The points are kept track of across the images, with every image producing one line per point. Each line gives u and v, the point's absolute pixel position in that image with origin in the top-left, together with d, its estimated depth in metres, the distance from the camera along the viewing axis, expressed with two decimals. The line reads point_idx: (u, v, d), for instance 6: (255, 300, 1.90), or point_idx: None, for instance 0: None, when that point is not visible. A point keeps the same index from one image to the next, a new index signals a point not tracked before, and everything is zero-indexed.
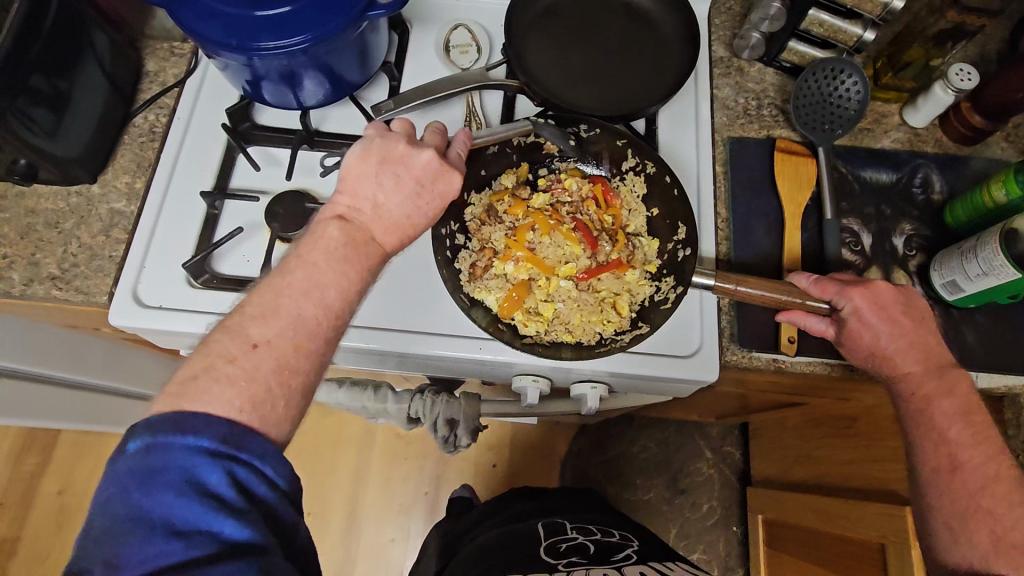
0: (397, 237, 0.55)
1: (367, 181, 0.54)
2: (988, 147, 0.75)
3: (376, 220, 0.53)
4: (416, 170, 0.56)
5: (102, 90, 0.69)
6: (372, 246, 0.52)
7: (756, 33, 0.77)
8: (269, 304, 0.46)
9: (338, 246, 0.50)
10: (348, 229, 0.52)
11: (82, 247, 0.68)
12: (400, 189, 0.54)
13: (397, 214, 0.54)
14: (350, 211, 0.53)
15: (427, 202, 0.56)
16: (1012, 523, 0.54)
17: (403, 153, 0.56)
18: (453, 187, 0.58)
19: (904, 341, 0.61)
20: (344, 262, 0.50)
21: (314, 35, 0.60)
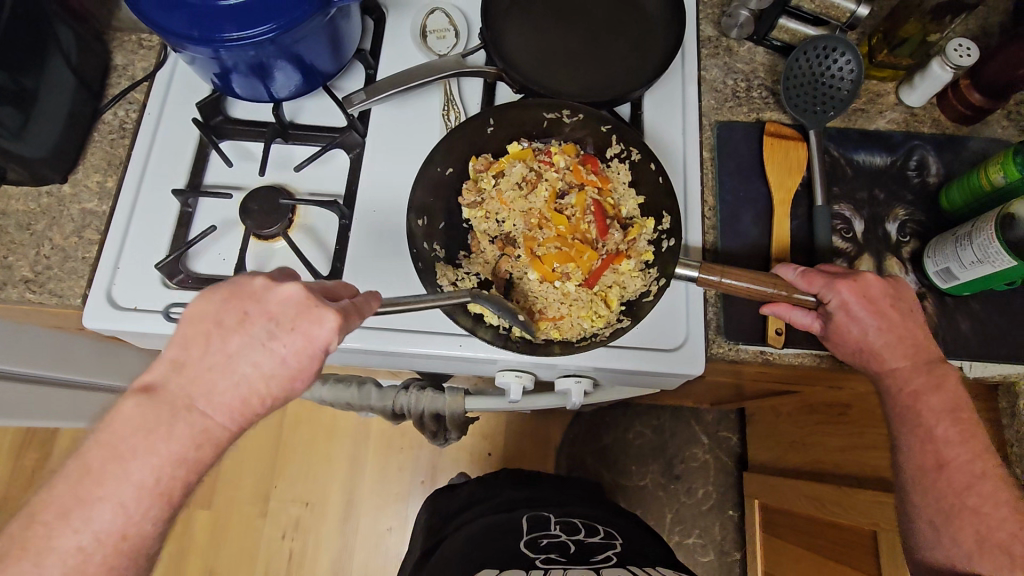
0: (232, 403, 0.44)
1: (201, 330, 0.44)
2: (989, 126, 0.72)
3: (206, 380, 0.43)
4: (272, 306, 0.45)
5: (69, 86, 0.67)
6: (191, 413, 0.43)
7: (744, 10, 0.74)
8: (87, 482, 0.41)
9: (132, 431, 0.42)
10: (161, 400, 0.43)
11: (54, 249, 0.67)
12: (246, 335, 0.44)
13: (234, 374, 0.44)
14: (167, 370, 0.43)
15: (283, 348, 0.44)
16: (998, 523, 0.53)
17: (259, 288, 0.46)
18: (325, 326, 0.44)
19: (892, 334, 0.59)
20: (150, 442, 0.41)
21: (280, 24, 0.58)
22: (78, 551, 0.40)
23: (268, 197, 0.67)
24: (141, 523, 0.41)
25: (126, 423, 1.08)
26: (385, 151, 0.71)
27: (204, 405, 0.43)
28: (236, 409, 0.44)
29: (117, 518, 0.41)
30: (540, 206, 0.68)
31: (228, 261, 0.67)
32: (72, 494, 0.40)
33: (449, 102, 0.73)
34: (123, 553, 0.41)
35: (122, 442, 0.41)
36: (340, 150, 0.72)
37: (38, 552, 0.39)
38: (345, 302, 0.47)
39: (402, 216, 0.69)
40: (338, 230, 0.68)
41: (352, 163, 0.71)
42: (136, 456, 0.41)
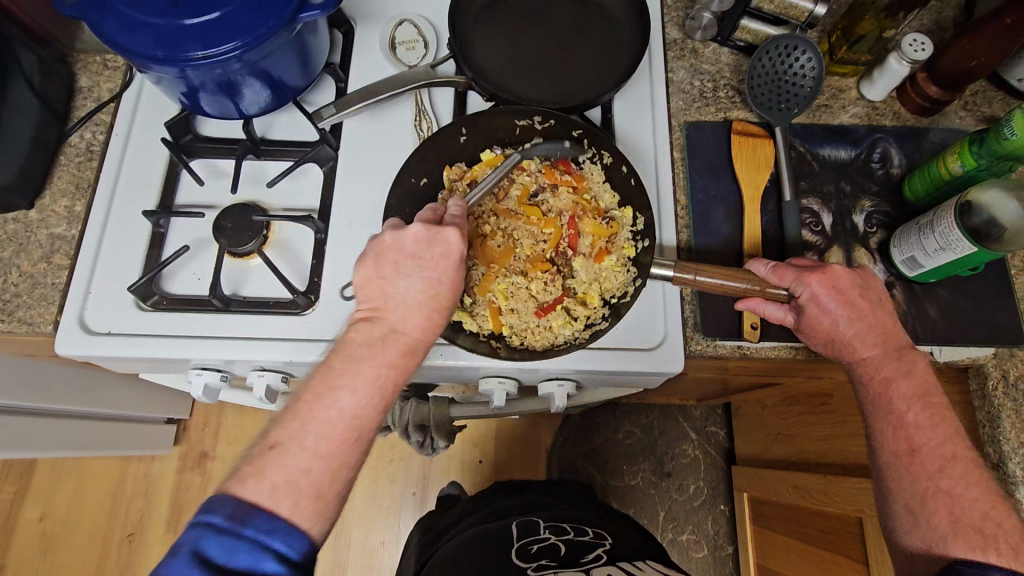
0: (419, 317, 0.55)
1: (374, 284, 0.55)
2: (947, 116, 0.74)
3: (395, 308, 0.54)
4: (409, 246, 0.55)
5: (33, 110, 0.66)
6: (394, 331, 0.54)
7: (707, 13, 0.76)
8: (332, 376, 0.52)
9: (361, 346, 0.53)
10: (372, 326, 0.54)
11: (23, 276, 0.65)
12: (403, 271, 0.55)
13: (409, 297, 0.54)
14: (372, 312, 0.55)
15: (434, 271, 0.55)
16: (970, 503, 0.54)
17: (389, 239, 0.55)
18: (452, 241, 0.55)
19: (863, 324, 0.60)
20: (371, 355, 0.53)
21: (246, 42, 0.58)
22: (330, 421, 0.50)
23: (242, 214, 0.67)
24: (369, 409, 0.52)
25: (107, 450, 1.06)
26: (357, 165, 0.71)
27: (400, 324, 0.54)
28: (429, 322, 0.55)
29: (355, 402, 0.51)
30: (513, 206, 0.69)
31: (203, 280, 0.67)
32: (323, 384, 0.51)
33: (421, 113, 0.73)
34: (356, 431, 0.51)
35: (354, 351, 0.53)
36: (312, 164, 0.71)
37: (307, 416, 0.50)
38: (452, 219, 0.58)
39: (378, 227, 0.69)
40: (314, 244, 0.68)
41: (326, 177, 0.70)
42: (361, 358, 0.52)
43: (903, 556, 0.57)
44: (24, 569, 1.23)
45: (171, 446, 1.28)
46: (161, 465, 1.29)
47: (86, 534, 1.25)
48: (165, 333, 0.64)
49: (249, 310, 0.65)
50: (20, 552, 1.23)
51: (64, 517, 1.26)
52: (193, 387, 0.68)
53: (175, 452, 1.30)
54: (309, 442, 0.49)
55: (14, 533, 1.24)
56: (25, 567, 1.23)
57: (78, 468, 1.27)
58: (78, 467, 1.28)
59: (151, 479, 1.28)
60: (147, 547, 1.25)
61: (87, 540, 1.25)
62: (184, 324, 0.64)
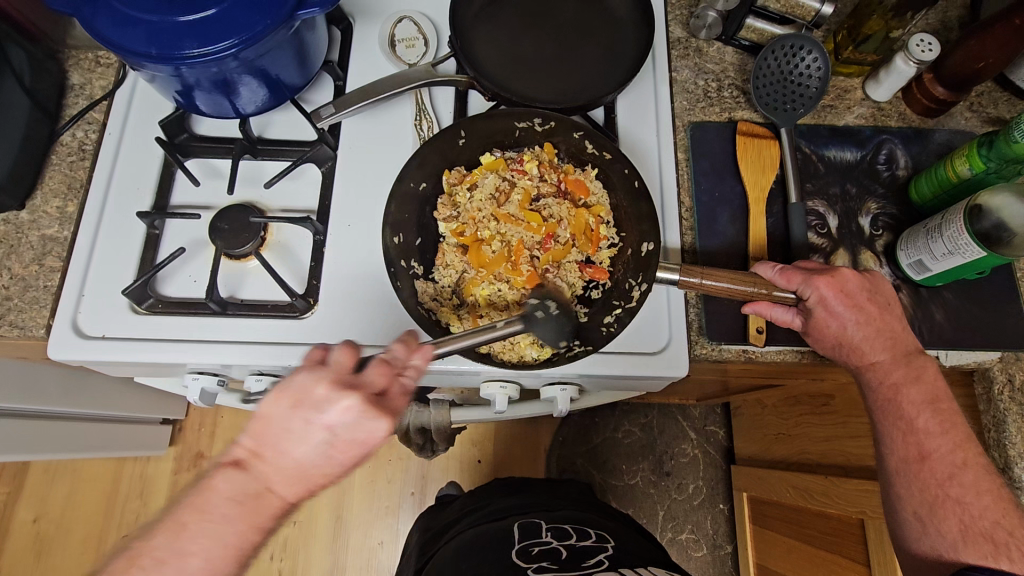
0: (302, 487, 0.46)
1: (275, 432, 0.45)
2: (952, 118, 0.73)
3: (276, 469, 0.45)
4: (332, 417, 0.46)
5: (22, 108, 0.64)
6: (269, 495, 0.45)
7: (711, 11, 0.75)
8: (183, 538, 0.43)
9: (223, 503, 0.44)
10: (245, 478, 0.45)
11: (14, 278, 0.64)
12: (311, 440, 0.45)
13: (305, 466, 0.46)
14: (249, 455, 0.46)
15: (342, 450, 0.46)
16: (980, 512, 0.54)
17: (322, 396, 0.46)
18: (380, 434, 0.47)
19: (871, 328, 0.60)
20: (239, 518, 0.44)
21: (243, 39, 0.57)
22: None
23: (239, 215, 0.66)
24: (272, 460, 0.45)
25: (100, 452, 1.05)
26: (357, 166, 0.70)
27: (278, 488, 0.46)
28: (307, 493, 0.47)
29: (205, 567, 0.43)
30: (514, 211, 0.68)
31: (199, 283, 0.65)
32: (171, 544, 0.43)
33: (421, 112, 0.72)
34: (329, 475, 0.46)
35: (218, 469, 0.45)
36: (311, 164, 0.70)
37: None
38: (395, 396, 0.48)
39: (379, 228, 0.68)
40: (313, 246, 0.66)
41: (325, 177, 0.69)
42: (225, 521, 0.44)
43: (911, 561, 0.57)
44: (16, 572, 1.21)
45: (166, 448, 1.27)
46: (156, 466, 1.27)
47: (79, 536, 1.24)
48: (161, 337, 0.63)
49: (246, 314, 0.63)
50: (12, 554, 1.22)
51: (57, 519, 1.24)
52: (189, 392, 0.67)
53: (170, 453, 1.28)
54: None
55: (6, 535, 1.23)
56: (18, 570, 1.21)
57: (72, 470, 1.26)
58: (72, 468, 1.26)
59: (146, 481, 1.26)
60: None
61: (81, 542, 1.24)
62: (179, 328, 0.63)
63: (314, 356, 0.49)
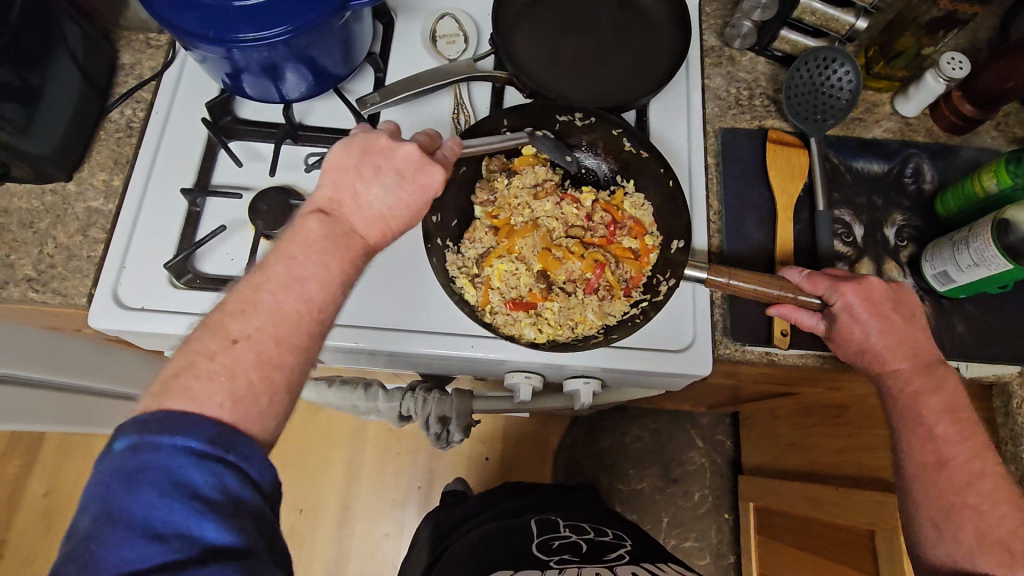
0: (382, 232, 0.50)
1: (348, 176, 0.50)
2: (979, 136, 0.75)
3: (356, 210, 0.49)
4: (397, 161, 0.51)
5: (75, 83, 0.66)
6: (354, 236, 0.49)
7: (747, 22, 0.75)
8: (282, 275, 0.44)
9: (314, 242, 0.46)
10: (329, 223, 0.48)
11: (59, 248, 0.66)
12: (379, 181, 0.50)
13: (380, 207, 0.49)
14: (330, 204, 0.49)
15: (408, 195, 0.51)
16: (997, 520, 0.56)
17: (386, 144, 0.51)
18: (436, 179, 0.52)
19: (893, 337, 0.61)
20: (328, 257, 0.46)
21: (295, 27, 0.58)
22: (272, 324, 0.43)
23: (278, 197, 0.67)
24: None
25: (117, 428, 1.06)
26: None
27: (358, 231, 0.49)
28: (383, 239, 0.51)
29: None
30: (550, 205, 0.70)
31: (237, 261, 0.67)
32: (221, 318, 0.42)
33: (460, 106, 0.73)
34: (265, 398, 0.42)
35: None
36: None
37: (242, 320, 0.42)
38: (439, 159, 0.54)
39: None
40: None
41: None
42: (318, 257, 0.46)
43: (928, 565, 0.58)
44: (25, 544, 1.23)
45: None
46: None
47: None
48: (198, 312, 0.64)
49: None
50: (23, 527, 1.23)
51: (67, 494, 1.25)
52: None
53: None
54: (245, 328, 0.42)
55: (18, 508, 1.24)
56: (27, 543, 1.23)
57: (85, 446, 1.28)
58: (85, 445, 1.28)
59: None
60: None
61: None
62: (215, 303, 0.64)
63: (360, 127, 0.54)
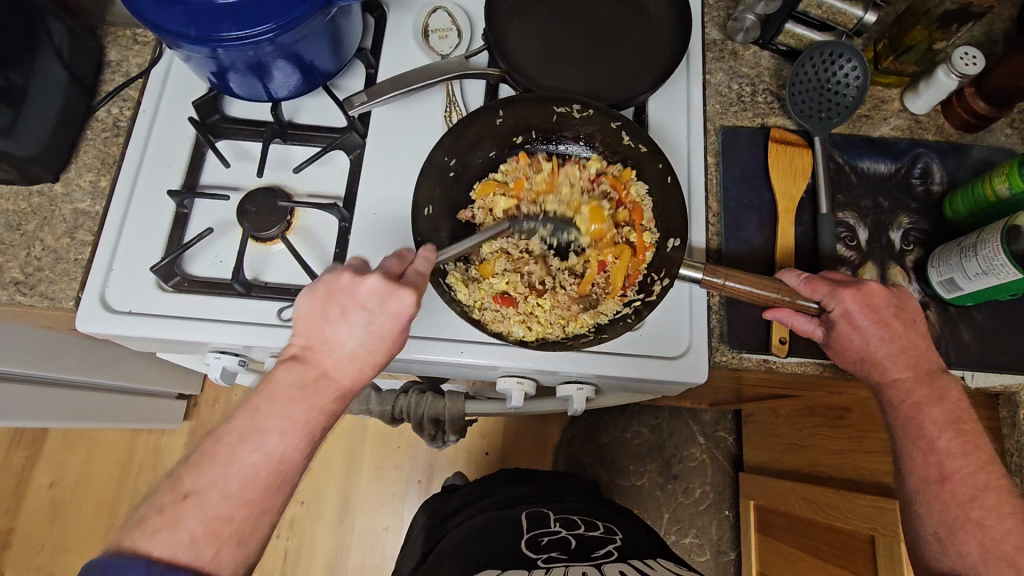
0: (358, 368, 0.52)
1: (319, 321, 0.51)
2: (992, 134, 0.72)
3: (328, 354, 0.51)
4: (360, 297, 0.51)
5: (60, 82, 0.65)
6: (327, 379, 0.51)
7: (750, 15, 0.73)
8: (248, 429, 0.48)
9: (289, 390, 0.49)
10: (303, 368, 0.50)
11: (46, 250, 0.65)
12: (349, 325, 0.51)
13: (350, 350, 0.51)
14: (302, 350, 0.51)
15: (380, 327, 0.51)
16: (1002, 535, 0.54)
17: (347, 280, 0.51)
18: (405, 306, 0.51)
19: (895, 345, 0.59)
20: (304, 399, 0.49)
21: (280, 24, 0.57)
22: (218, 497, 0.45)
23: (266, 199, 0.66)
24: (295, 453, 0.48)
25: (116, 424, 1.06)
26: (384, 156, 0.70)
27: (335, 373, 0.51)
28: (363, 373, 0.52)
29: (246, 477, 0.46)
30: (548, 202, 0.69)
31: (225, 264, 0.66)
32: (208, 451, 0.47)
33: (452, 104, 0.72)
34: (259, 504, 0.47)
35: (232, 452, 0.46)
36: (339, 151, 0.70)
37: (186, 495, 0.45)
38: (412, 276, 0.54)
39: (403, 218, 0.68)
40: (337, 232, 0.67)
41: (352, 165, 0.69)
42: (267, 421, 0.48)
43: None
44: (32, 534, 1.25)
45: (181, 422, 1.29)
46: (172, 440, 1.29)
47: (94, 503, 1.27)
48: (185, 316, 0.63)
49: (271, 297, 0.64)
50: (29, 517, 1.25)
51: (72, 486, 1.27)
52: (211, 369, 0.68)
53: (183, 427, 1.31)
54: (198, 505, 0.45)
55: (24, 499, 1.26)
56: (34, 532, 1.25)
57: (88, 439, 1.29)
58: (89, 438, 1.29)
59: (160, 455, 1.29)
60: None
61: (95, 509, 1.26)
62: (203, 307, 0.64)
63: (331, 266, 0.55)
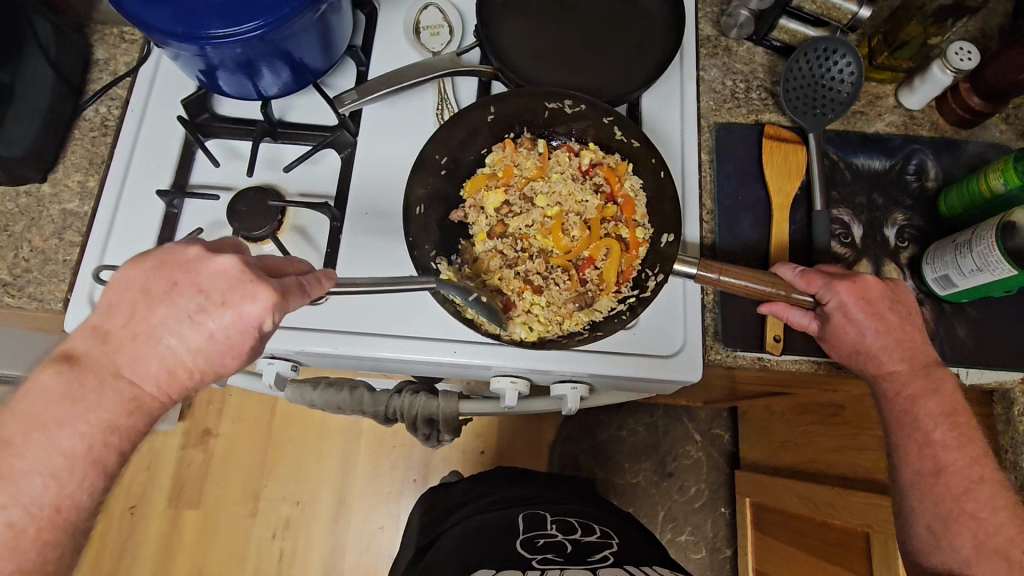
0: (164, 376, 0.41)
1: (133, 300, 0.41)
2: (986, 130, 0.71)
3: (134, 350, 0.41)
4: (202, 279, 0.41)
5: (47, 81, 0.64)
6: (120, 381, 0.41)
7: (744, 10, 0.73)
8: (50, 435, 0.39)
9: (54, 402, 0.39)
10: (78, 372, 0.40)
11: (34, 251, 0.64)
12: (179, 314, 0.41)
13: (179, 350, 0.41)
14: (99, 340, 0.41)
15: (214, 325, 0.41)
16: (995, 528, 0.54)
17: (191, 256, 0.42)
18: (254, 306, 0.41)
19: (891, 338, 0.59)
20: (96, 409, 0.40)
21: (269, 21, 0.56)
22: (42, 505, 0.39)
23: (258, 198, 0.65)
24: None
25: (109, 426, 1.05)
26: (377, 153, 0.69)
27: (132, 376, 0.41)
28: (169, 380, 0.42)
29: None
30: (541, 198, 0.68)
31: None
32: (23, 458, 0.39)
33: (443, 101, 0.71)
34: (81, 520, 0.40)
35: None
36: (330, 149, 0.70)
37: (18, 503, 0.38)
38: (287, 279, 0.44)
39: (396, 217, 0.67)
40: (328, 231, 0.66)
41: (343, 163, 0.69)
42: (65, 420, 0.39)
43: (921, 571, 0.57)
44: None
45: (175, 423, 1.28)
46: None
47: None
48: None
49: None
50: None
51: None
52: None
53: (179, 427, 1.33)
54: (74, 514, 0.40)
55: None
56: None
57: None
58: None
59: None
60: (149, 519, 1.30)
61: None
62: None
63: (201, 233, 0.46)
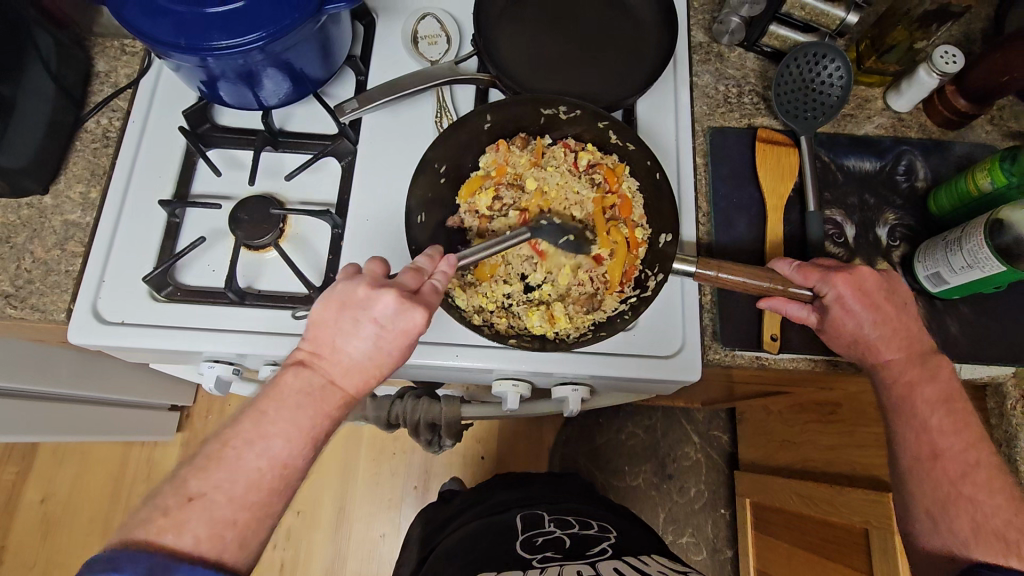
0: (366, 376, 0.51)
1: (332, 331, 0.51)
2: (973, 130, 0.73)
3: (337, 363, 0.50)
4: (373, 309, 0.50)
5: (49, 93, 0.65)
6: (332, 387, 0.50)
7: (735, 17, 0.74)
8: (263, 422, 0.48)
9: (296, 394, 0.49)
10: (311, 374, 0.50)
11: (36, 262, 0.65)
12: (361, 334, 0.50)
13: (361, 360, 0.50)
14: (312, 355, 0.51)
15: (388, 343, 0.50)
16: (992, 510, 0.54)
17: (360, 295, 0.50)
18: (417, 322, 0.50)
19: (887, 328, 0.60)
20: (312, 405, 0.49)
21: (269, 33, 0.57)
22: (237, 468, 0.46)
23: (259, 206, 0.66)
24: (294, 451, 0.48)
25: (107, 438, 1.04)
26: (378, 160, 0.70)
27: (343, 380, 0.51)
28: (367, 383, 0.51)
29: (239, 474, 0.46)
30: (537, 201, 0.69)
31: (218, 272, 0.66)
32: (254, 419, 0.48)
33: (442, 110, 0.72)
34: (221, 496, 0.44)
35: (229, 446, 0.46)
36: (330, 157, 0.71)
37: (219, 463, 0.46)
38: (426, 291, 0.52)
39: (397, 223, 0.68)
40: (330, 238, 0.67)
41: (344, 172, 0.70)
42: (300, 410, 0.49)
43: (923, 558, 0.58)
44: (23, 551, 1.23)
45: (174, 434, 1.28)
46: (164, 453, 1.28)
47: (85, 518, 1.25)
48: (178, 326, 0.63)
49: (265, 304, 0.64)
50: (20, 533, 1.24)
51: (64, 501, 1.25)
52: (205, 379, 0.67)
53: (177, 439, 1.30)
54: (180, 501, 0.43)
55: (15, 515, 1.24)
56: (25, 549, 1.23)
57: (80, 453, 1.27)
58: (80, 452, 1.27)
59: (153, 467, 1.27)
60: None
61: (88, 526, 1.25)
62: (198, 316, 0.63)
63: (347, 269, 0.54)
